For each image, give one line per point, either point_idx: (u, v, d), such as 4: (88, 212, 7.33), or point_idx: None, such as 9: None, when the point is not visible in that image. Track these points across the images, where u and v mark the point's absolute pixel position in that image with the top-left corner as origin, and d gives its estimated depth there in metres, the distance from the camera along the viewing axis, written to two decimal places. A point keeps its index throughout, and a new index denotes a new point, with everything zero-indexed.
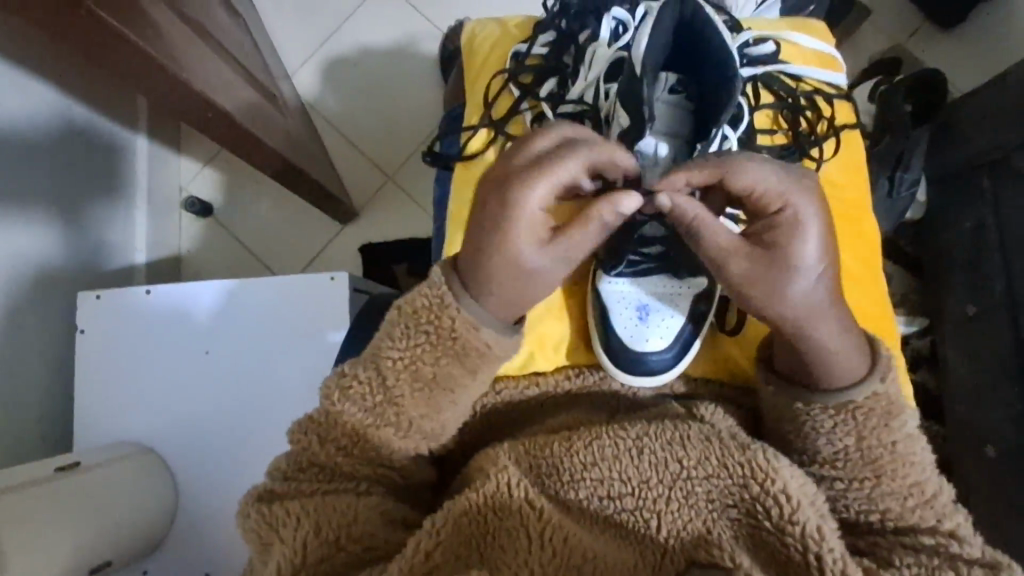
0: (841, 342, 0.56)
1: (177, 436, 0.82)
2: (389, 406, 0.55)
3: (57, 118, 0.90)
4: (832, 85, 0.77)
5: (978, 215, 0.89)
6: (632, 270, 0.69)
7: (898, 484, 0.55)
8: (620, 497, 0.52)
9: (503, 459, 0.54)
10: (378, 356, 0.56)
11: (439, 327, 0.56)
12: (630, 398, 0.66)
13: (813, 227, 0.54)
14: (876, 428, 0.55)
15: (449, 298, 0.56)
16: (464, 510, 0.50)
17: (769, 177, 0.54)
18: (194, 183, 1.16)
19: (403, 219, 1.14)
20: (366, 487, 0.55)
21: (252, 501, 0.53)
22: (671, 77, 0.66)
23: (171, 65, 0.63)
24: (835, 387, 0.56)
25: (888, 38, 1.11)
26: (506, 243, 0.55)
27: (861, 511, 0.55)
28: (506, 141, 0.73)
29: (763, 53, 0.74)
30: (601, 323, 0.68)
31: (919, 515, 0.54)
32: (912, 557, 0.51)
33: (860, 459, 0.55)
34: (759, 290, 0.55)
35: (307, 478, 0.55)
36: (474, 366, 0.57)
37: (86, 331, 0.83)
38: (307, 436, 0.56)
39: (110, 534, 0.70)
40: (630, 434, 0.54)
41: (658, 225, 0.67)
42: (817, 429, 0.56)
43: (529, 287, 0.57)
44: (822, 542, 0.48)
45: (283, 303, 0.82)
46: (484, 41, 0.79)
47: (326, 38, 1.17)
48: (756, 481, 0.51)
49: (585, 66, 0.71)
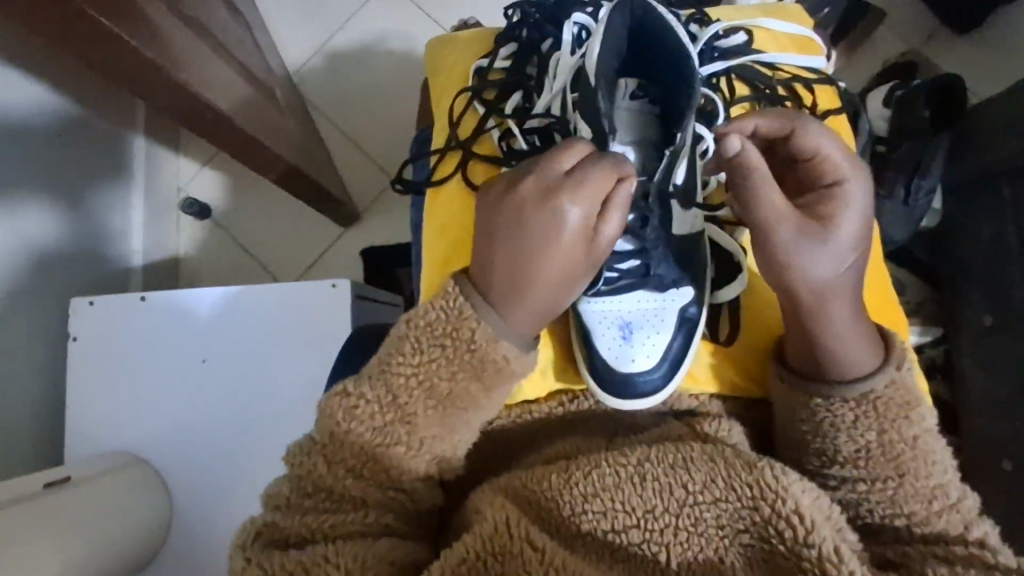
0: (853, 333, 0.54)
1: (174, 446, 0.80)
2: (401, 424, 0.53)
3: (46, 114, 0.87)
4: (811, 69, 0.71)
5: (1000, 223, 0.85)
6: (611, 286, 0.63)
7: (921, 485, 0.52)
8: (626, 531, 0.49)
9: (498, 499, 0.51)
10: (388, 371, 0.54)
11: (456, 341, 0.54)
12: (629, 420, 0.62)
13: (859, 205, 0.54)
14: (897, 421, 0.53)
15: (467, 308, 0.54)
16: (462, 558, 0.47)
17: (834, 147, 0.54)
18: (193, 185, 1.14)
19: (402, 221, 1.12)
20: (373, 516, 0.52)
21: (252, 541, 0.50)
22: (631, 83, 0.63)
23: (168, 67, 0.60)
24: (846, 378, 0.54)
25: (902, 41, 1.09)
26: (519, 253, 0.54)
27: (885, 516, 0.53)
28: (474, 163, 0.68)
29: (735, 43, 0.69)
30: (584, 345, 0.62)
31: (945, 521, 0.51)
32: (943, 566, 0.47)
33: (882, 455, 0.53)
34: (805, 248, 0.52)
35: (312, 505, 0.52)
36: (491, 382, 0.55)
37: (79, 338, 0.81)
38: (312, 459, 0.53)
39: (102, 556, 0.67)
40: (630, 461, 0.51)
41: (629, 238, 0.62)
42: (836, 424, 0.54)
43: (552, 296, 0.55)
44: (841, 565, 0.45)
45: (280, 310, 0.80)
46: (447, 58, 0.76)
47: (329, 37, 1.15)
48: (766, 502, 0.48)
49: (550, 77, 0.66)
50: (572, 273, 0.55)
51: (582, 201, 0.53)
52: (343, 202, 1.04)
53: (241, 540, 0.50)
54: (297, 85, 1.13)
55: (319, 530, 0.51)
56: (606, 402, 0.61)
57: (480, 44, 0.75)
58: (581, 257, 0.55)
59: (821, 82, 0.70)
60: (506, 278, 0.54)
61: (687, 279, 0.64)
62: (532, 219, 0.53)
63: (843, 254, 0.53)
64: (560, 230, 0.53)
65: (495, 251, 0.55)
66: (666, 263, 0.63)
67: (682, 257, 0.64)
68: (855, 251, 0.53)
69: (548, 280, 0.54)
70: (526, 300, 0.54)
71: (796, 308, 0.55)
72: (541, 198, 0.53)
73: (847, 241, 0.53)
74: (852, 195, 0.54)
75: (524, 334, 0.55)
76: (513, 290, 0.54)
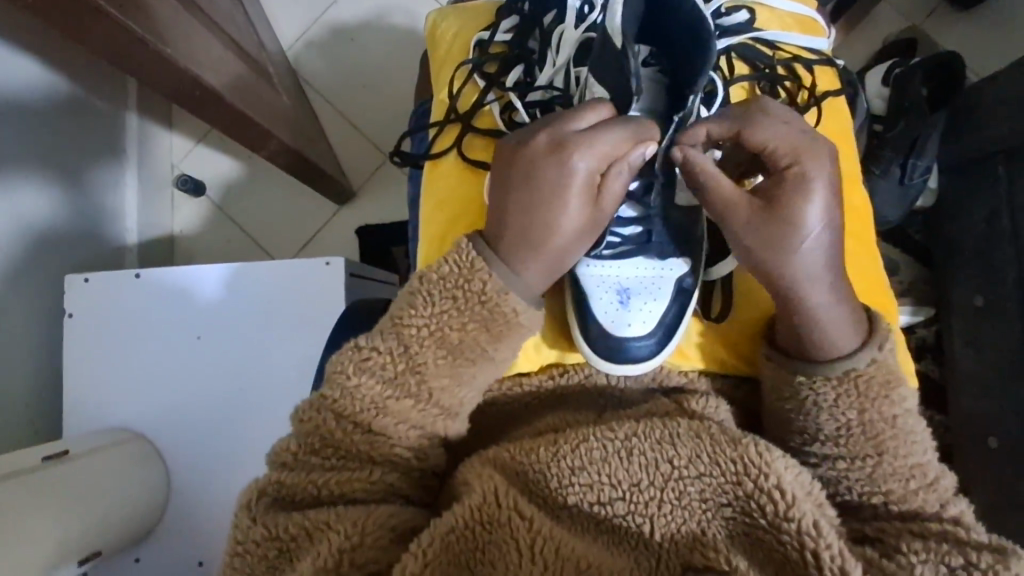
0: (836, 312, 0.54)
1: (172, 420, 0.81)
2: (412, 374, 0.54)
3: (37, 91, 0.86)
4: (812, 49, 0.70)
5: (993, 205, 0.84)
6: (613, 252, 0.64)
7: (900, 464, 0.53)
8: (611, 503, 0.50)
9: (488, 470, 0.52)
10: (399, 324, 0.54)
11: (468, 294, 0.54)
12: (619, 393, 0.63)
13: (818, 191, 0.52)
14: (877, 400, 0.54)
15: (480, 260, 0.54)
16: (451, 527, 0.48)
17: (783, 135, 0.53)
18: (187, 162, 1.13)
19: (397, 199, 1.11)
20: (377, 474, 0.53)
21: (256, 500, 0.52)
22: (644, 50, 0.62)
23: (155, 40, 0.59)
24: (832, 357, 0.55)
25: (903, 19, 1.07)
26: (527, 216, 0.54)
27: (863, 493, 0.54)
28: (473, 138, 0.67)
29: (737, 22, 0.68)
30: (579, 310, 0.62)
31: (922, 499, 0.53)
32: (919, 542, 0.49)
33: (861, 435, 0.54)
34: (762, 242, 0.53)
35: (319, 462, 0.54)
36: (499, 333, 0.55)
37: (75, 314, 0.81)
38: (321, 414, 0.54)
39: (97, 529, 0.69)
40: (618, 435, 0.52)
41: (632, 204, 0.63)
42: (818, 404, 0.54)
43: (558, 254, 0.56)
44: (819, 538, 0.46)
45: (273, 286, 0.80)
46: (447, 29, 0.74)
47: (322, 12, 1.13)
48: (749, 478, 0.49)
49: (554, 50, 0.65)
50: (587, 225, 0.55)
51: (591, 154, 0.53)
52: (337, 181, 1.04)
53: (245, 500, 0.52)
54: (291, 61, 1.12)
55: (325, 487, 0.52)
56: (600, 367, 0.61)
57: (484, 17, 0.74)
58: (591, 208, 0.55)
59: (822, 63, 0.69)
60: (516, 236, 0.55)
61: (687, 251, 0.64)
62: (547, 173, 0.54)
63: (810, 242, 0.53)
64: (572, 181, 0.53)
65: (506, 204, 0.55)
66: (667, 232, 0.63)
67: (676, 227, 0.63)
68: (827, 229, 0.53)
69: (563, 234, 0.55)
70: (540, 252, 0.55)
71: (773, 291, 0.56)
72: (551, 151, 0.53)
73: (810, 230, 0.52)
74: (813, 176, 0.53)
75: (533, 287, 0.56)
76: (525, 243, 0.55)
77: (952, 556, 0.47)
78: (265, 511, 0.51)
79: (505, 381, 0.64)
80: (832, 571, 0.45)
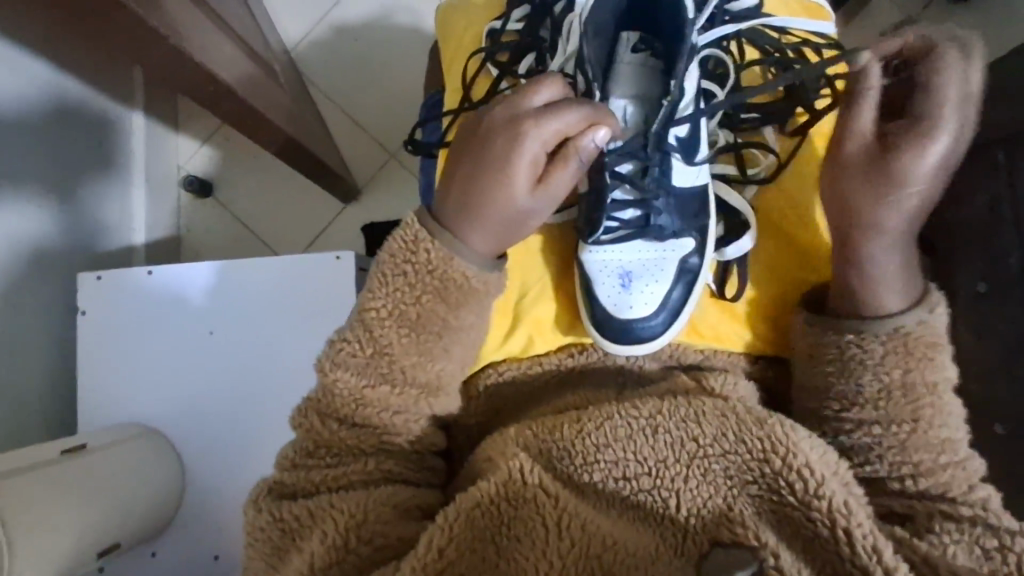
0: (891, 268, 0.56)
1: (182, 415, 0.81)
2: (381, 357, 0.55)
3: (45, 95, 0.86)
4: (822, 35, 0.71)
5: None
6: (610, 237, 0.64)
7: (933, 436, 0.54)
8: (637, 478, 0.50)
9: (512, 449, 0.53)
10: (363, 311, 0.55)
11: (416, 265, 0.54)
12: (636, 371, 0.63)
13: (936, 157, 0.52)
14: (922, 363, 0.55)
15: (422, 233, 0.54)
16: (476, 503, 0.49)
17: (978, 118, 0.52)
18: (194, 164, 1.14)
19: (401, 196, 1.12)
20: (373, 464, 0.54)
21: (264, 495, 0.53)
22: (633, 37, 0.63)
23: (171, 34, 0.60)
24: (881, 313, 0.57)
25: (900, 11, 1.09)
26: (471, 191, 0.54)
27: (892, 467, 0.54)
28: None
29: (745, 7, 0.69)
30: (585, 292, 0.63)
31: (950, 475, 0.53)
32: (950, 523, 0.50)
33: (902, 397, 0.55)
34: (852, 186, 0.56)
35: (314, 463, 0.55)
36: (456, 301, 0.55)
37: (86, 312, 0.82)
38: (308, 418, 0.55)
39: (113, 523, 0.69)
40: (643, 414, 0.53)
41: (629, 188, 0.63)
42: (863, 363, 0.56)
43: (504, 229, 0.55)
44: (850, 517, 0.47)
45: (279, 279, 0.81)
46: (458, 16, 0.75)
47: (326, 11, 1.14)
48: (776, 456, 0.50)
49: (563, 40, 0.65)
50: (535, 201, 0.55)
51: (540, 131, 0.52)
52: (341, 176, 1.04)
53: (254, 495, 0.54)
54: (294, 60, 1.13)
55: (322, 484, 0.53)
56: (602, 346, 0.62)
57: (494, 9, 0.75)
58: (540, 184, 0.55)
59: (831, 47, 0.69)
60: (460, 210, 0.55)
61: (688, 231, 0.64)
62: (496, 145, 0.53)
63: (888, 200, 0.55)
64: (517, 156, 0.53)
65: (453, 175, 0.55)
66: (667, 214, 0.64)
67: (684, 206, 0.64)
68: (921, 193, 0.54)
69: (510, 209, 0.54)
70: (480, 225, 0.54)
71: (840, 244, 0.58)
72: (500, 128, 0.53)
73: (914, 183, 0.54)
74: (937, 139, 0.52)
75: (479, 256, 0.55)
76: (466, 212, 0.54)
77: (985, 538, 0.49)
78: (271, 502, 0.52)
79: (502, 362, 0.64)
80: (864, 549, 0.46)
